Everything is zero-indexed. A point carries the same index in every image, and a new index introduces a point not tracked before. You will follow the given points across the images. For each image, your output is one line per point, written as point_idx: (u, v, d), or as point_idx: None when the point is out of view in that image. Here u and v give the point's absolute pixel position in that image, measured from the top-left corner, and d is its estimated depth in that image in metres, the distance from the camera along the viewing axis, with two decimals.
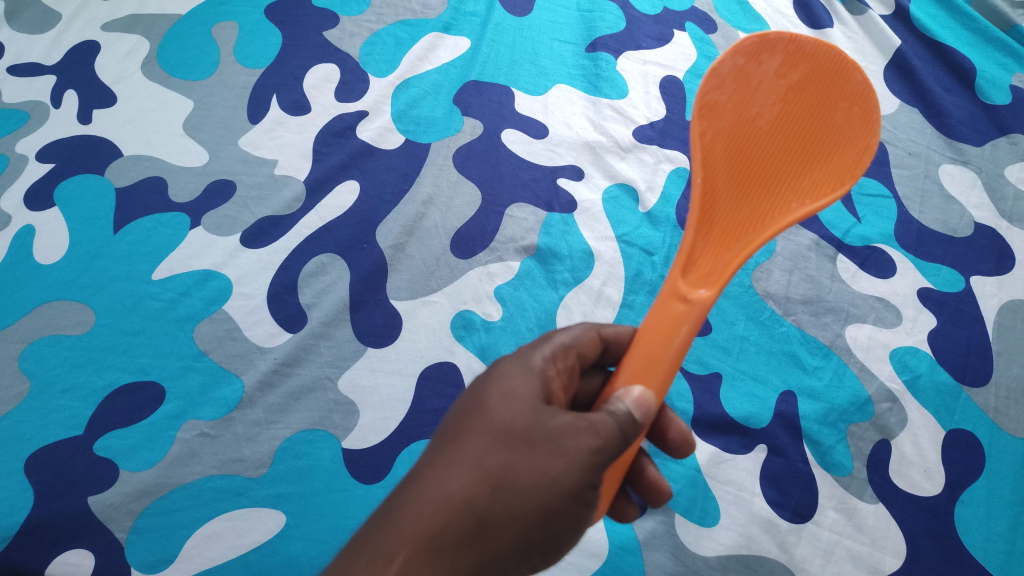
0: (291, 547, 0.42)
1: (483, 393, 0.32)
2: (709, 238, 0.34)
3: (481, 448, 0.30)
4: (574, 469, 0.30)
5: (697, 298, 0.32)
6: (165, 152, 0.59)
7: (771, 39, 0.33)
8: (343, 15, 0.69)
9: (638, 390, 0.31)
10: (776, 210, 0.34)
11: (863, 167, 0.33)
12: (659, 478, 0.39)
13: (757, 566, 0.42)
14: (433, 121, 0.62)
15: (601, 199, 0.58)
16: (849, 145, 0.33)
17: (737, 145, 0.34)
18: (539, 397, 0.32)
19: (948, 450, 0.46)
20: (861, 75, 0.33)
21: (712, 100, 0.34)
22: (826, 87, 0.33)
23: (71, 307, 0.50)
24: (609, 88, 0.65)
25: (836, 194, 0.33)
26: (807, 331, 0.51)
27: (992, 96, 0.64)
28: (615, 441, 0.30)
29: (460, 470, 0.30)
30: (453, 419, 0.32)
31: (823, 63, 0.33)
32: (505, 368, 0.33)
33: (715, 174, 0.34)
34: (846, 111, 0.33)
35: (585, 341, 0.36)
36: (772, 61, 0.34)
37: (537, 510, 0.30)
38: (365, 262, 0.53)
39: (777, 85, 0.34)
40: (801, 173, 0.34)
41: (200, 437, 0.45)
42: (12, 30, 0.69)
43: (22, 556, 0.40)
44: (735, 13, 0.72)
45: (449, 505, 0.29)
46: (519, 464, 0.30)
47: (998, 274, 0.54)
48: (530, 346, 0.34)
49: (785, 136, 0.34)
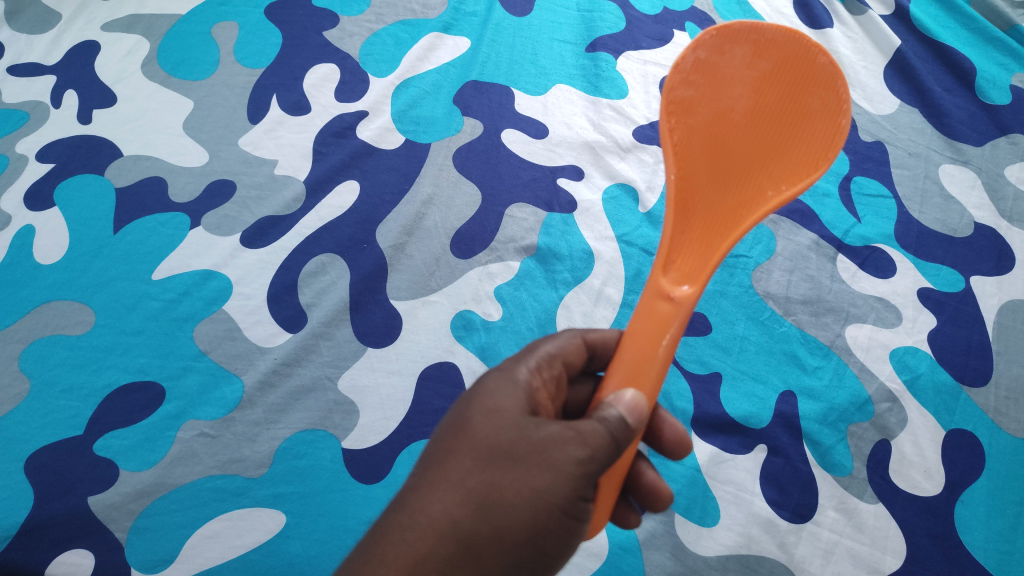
0: (290, 547, 0.42)
1: (468, 411, 0.32)
2: (689, 233, 0.34)
3: (465, 468, 0.30)
4: (561, 482, 0.29)
5: (681, 297, 0.32)
6: (165, 152, 0.59)
7: (734, 31, 0.33)
8: (343, 15, 0.69)
9: (630, 394, 0.31)
10: (754, 200, 0.34)
11: (837, 151, 0.33)
12: (657, 481, 0.38)
13: (757, 566, 0.42)
14: (433, 121, 0.62)
15: (601, 199, 0.58)
16: (821, 129, 0.33)
17: (711, 139, 0.34)
18: (524, 411, 0.32)
19: (948, 450, 0.46)
20: (827, 59, 0.33)
21: (680, 96, 0.34)
22: (793, 74, 0.33)
23: (72, 308, 0.50)
24: (608, 87, 0.65)
25: (811, 178, 0.33)
26: (807, 331, 0.51)
27: (992, 96, 0.64)
28: (606, 447, 0.30)
29: (445, 492, 0.30)
30: (439, 440, 0.32)
31: (787, 50, 0.33)
32: (490, 383, 0.33)
33: (691, 168, 0.34)
34: (815, 96, 0.33)
35: (571, 348, 0.36)
36: (737, 53, 0.34)
37: (525, 528, 0.29)
38: (364, 262, 0.53)
39: (745, 75, 0.34)
40: (774, 162, 0.34)
41: (200, 437, 0.45)
42: (12, 30, 0.69)
43: (22, 556, 0.40)
44: (735, 12, 0.72)
45: (434, 529, 0.29)
46: (504, 481, 0.29)
47: (998, 274, 0.54)
48: (515, 359, 0.35)
49: (757, 127, 0.34)
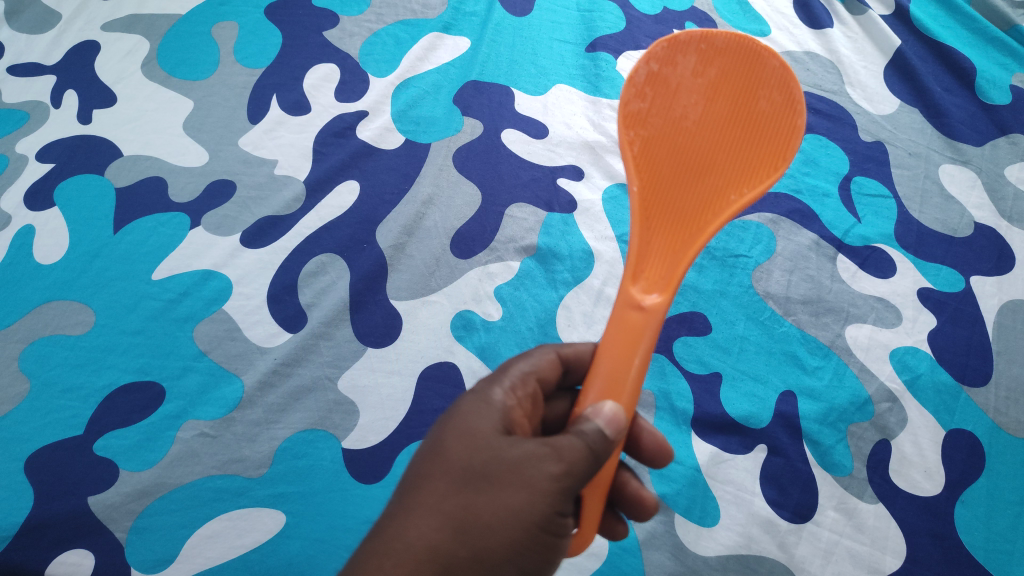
0: (290, 547, 0.42)
1: (442, 435, 0.32)
2: (655, 243, 0.34)
3: (442, 492, 0.30)
4: (537, 499, 0.29)
5: (651, 306, 0.32)
6: (165, 152, 0.59)
7: (681, 41, 0.34)
8: (343, 15, 0.68)
9: (609, 406, 0.31)
10: (717, 203, 0.34)
11: (795, 148, 0.33)
12: (640, 490, 0.39)
13: (756, 566, 0.42)
14: (433, 121, 0.62)
15: (601, 199, 0.58)
16: (777, 130, 0.33)
17: (669, 147, 0.34)
18: (498, 431, 0.32)
19: (948, 450, 0.46)
20: (777, 61, 0.33)
21: (634, 110, 0.34)
22: (743, 78, 0.33)
23: (72, 307, 0.50)
24: (609, 87, 0.65)
25: (771, 178, 0.33)
26: (807, 331, 0.51)
27: (992, 96, 0.64)
28: (582, 461, 0.30)
29: (422, 518, 0.29)
30: (413, 466, 0.32)
31: (736, 55, 0.33)
32: (464, 407, 0.33)
33: (651, 178, 0.34)
34: (769, 97, 0.33)
35: (545, 364, 0.37)
36: (687, 62, 0.34)
37: (505, 547, 0.29)
38: (364, 262, 0.53)
39: (696, 83, 0.34)
40: (734, 164, 0.33)
41: (200, 437, 0.45)
42: (12, 30, 0.69)
43: (21, 556, 0.40)
44: (735, 12, 0.72)
45: (412, 555, 0.28)
46: (480, 503, 0.29)
47: (998, 274, 0.54)
48: (489, 381, 0.35)
49: (715, 132, 0.33)
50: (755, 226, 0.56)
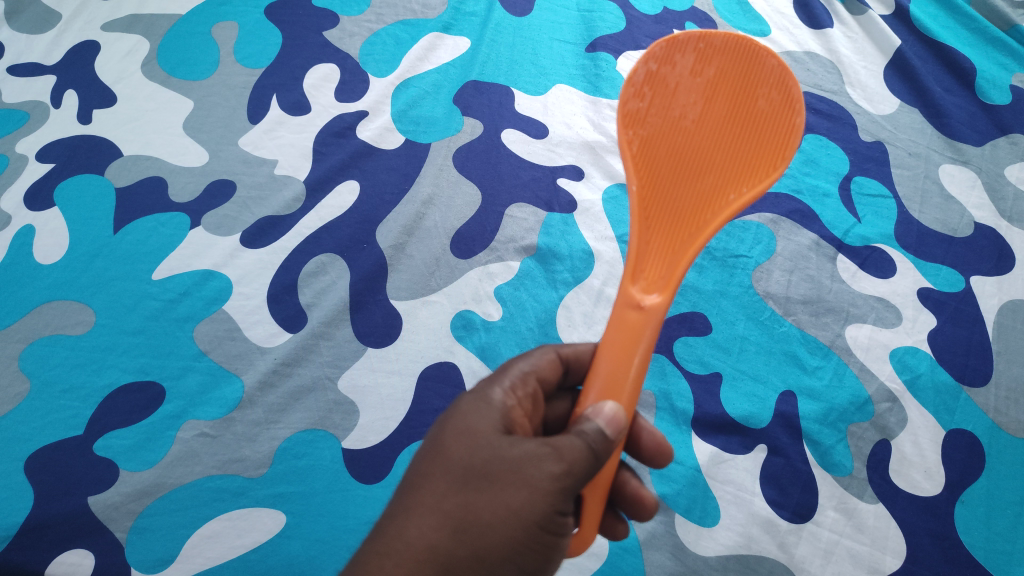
0: (290, 547, 0.42)
1: (442, 435, 0.32)
2: (655, 242, 0.34)
3: (441, 492, 0.30)
4: (537, 497, 0.29)
5: (650, 305, 0.32)
6: (165, 152, 0.59)
7: (680, 40, 0.34)
8: (343, 15, 0.68)
9: (609, 407, 0.31)
10: (716, 202, 0.34)
11: (795, 147, 0.33)
12: (640, 489, 0.39)
13: (757, 566, 0.42)
14: (433, 121, 0.62)
15: (601, 199, 0.58)
16: (775, 129, 0.33)
17: (668, 147, 0.34)
18: (498, 430, 0.32)
19: (948, 450, 0.46)
20: (775, 60, 0.33)
21: (633, 109, 0.34)
22: (741, 78, 0.33)
23: (72, 307, 0.50)
24: (609, 87, 0.65)
25: (770, 177, 0.33)
26: (807, 331, 0.51)
27: (992, 96, 0.64)
28: (583, 461, 0.30)
29: (421, 517, 0.30)
30: (413, 466, 0.32)
31: (734, 55, 0.33)
32: (464, 406, 0.33)
33: (651, 178, 0.34)
34: (767, 96, 0.33)
35: (544, 364, 0.37)
36: (685, 61, 0.34)
37: (504, 547, 0.29)
38: (364, 262, 0.53)
39: (695, 83, 0.34)
40: (733, 163, 0.33)
41: (200, 437, 0.45)
42: (12, 30, 0.69)
43: (21, 556, 0.40)
44: (735, 12, 0.72)
45: (412, 555, 0.29)
46: (479, 502, 0.29)
47: (998, 274, 0.54)
48: (490, 380, 0.35)
49: (714, 131, 0.33)
50: (755, 226, 0.56)
